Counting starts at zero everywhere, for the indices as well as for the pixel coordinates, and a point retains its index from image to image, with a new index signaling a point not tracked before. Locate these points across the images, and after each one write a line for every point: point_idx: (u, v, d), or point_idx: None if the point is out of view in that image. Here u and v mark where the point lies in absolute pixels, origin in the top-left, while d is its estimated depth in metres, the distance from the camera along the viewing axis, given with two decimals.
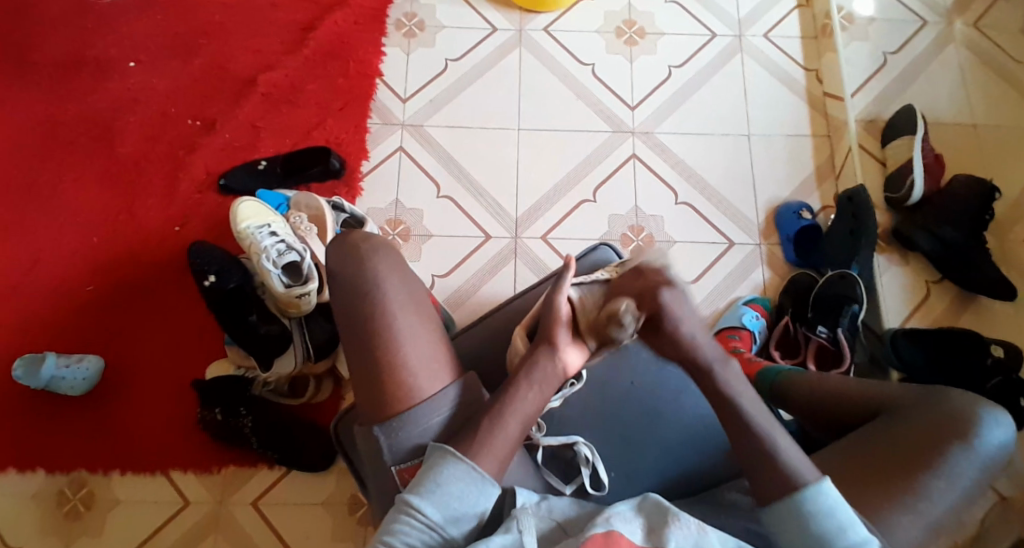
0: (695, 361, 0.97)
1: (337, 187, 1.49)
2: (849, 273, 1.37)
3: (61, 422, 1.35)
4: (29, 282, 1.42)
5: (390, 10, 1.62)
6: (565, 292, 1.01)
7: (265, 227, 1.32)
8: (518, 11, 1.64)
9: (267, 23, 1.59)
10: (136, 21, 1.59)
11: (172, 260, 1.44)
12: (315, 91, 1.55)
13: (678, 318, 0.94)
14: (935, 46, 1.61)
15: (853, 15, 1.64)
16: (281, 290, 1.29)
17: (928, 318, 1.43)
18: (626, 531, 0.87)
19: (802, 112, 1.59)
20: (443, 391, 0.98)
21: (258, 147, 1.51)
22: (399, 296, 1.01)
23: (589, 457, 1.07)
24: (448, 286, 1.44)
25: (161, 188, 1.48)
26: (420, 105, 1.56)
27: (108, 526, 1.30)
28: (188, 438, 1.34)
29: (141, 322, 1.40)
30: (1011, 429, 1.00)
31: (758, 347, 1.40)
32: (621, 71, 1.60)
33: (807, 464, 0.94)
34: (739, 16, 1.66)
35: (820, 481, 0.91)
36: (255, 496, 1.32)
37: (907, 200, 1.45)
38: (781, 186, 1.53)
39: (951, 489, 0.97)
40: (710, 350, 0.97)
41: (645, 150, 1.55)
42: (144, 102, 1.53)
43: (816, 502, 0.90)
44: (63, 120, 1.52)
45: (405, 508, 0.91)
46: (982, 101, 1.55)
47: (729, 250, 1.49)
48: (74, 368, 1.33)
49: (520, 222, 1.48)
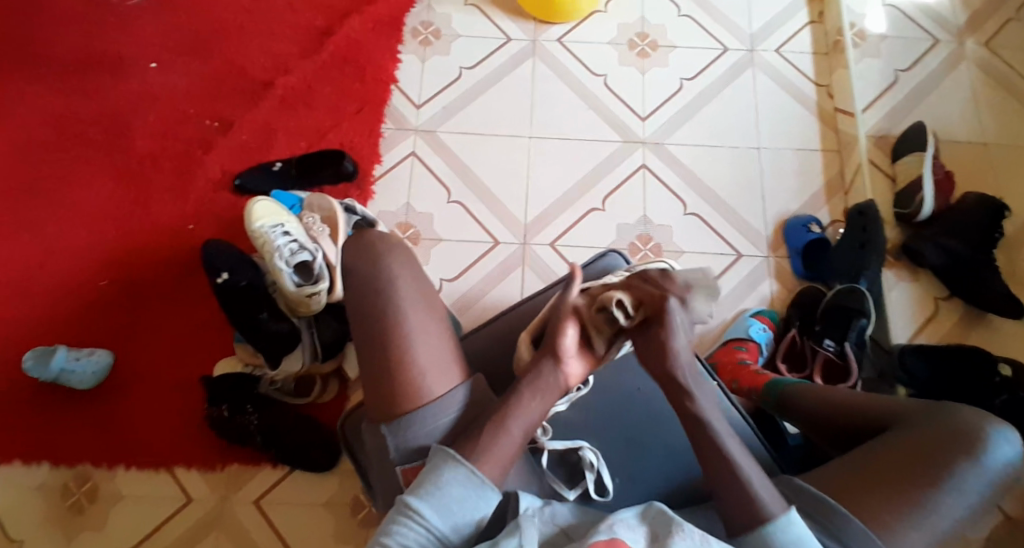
0: (676, 375, 0.96)
1: (350, 191, 1.50)
2: (858, 288, 1.37)
3: (69, 415, 1.35)
4: (42, 276, 1.43)
5: (406, 18, 1.64)
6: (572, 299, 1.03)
7: (278, 226, 1.33)
8: (532, 21, 1.65)
9: (285, 28, 1.62)
10: (157, 22, 1.62)
11: (184, 258, 1.45)
12: (330, 96, 1.57)
13: (674, 328, 0.96)
14: (947, 64, 1.61)
15: (865, 33, 1.65)
16: (292, 290, 1.30)
17: (936, 335, 1.43)
18: (627, 539, 0.87)
19: (813, 127, 1.60)
20: (451, 391, 0.99)
21: (272, 149, 1.53)
22: (410, 296, 1.01)
23: (594, 462, 1.07)
24: (456, 290, 1.45)
25: (176, 187, 1.50)
26: (433, 111, 1.58)
27: (111, 520, 1.31)
28: (194, 435, 1.35)
29: (151, 318, 1.42)
30: (1019, 446, 1.00)
31: (764, 359, 1.40)
32: (633, 82, 1.61)
33: (776, 494, 0.93)
34: (751, 31, 1.67)
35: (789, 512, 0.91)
36: (258, 495, 1.33)
37: (916, 215, 1.46)
38: (790, 199, 1.54)
39: (956, 503, 0.96)
40: (693, 369, 0.97)
41: (655, 160, 1.55)
42: (161, 102, 1.55)
43: (793, 531, 0.90)
44: (80, 117, 1.54)
45: (404, 510, 0.90)
46: (993, 119, 1.56)
47: (737, 261, 1.49)
48: (85, 361, 1.34)
49: (530, 228, 1.49)
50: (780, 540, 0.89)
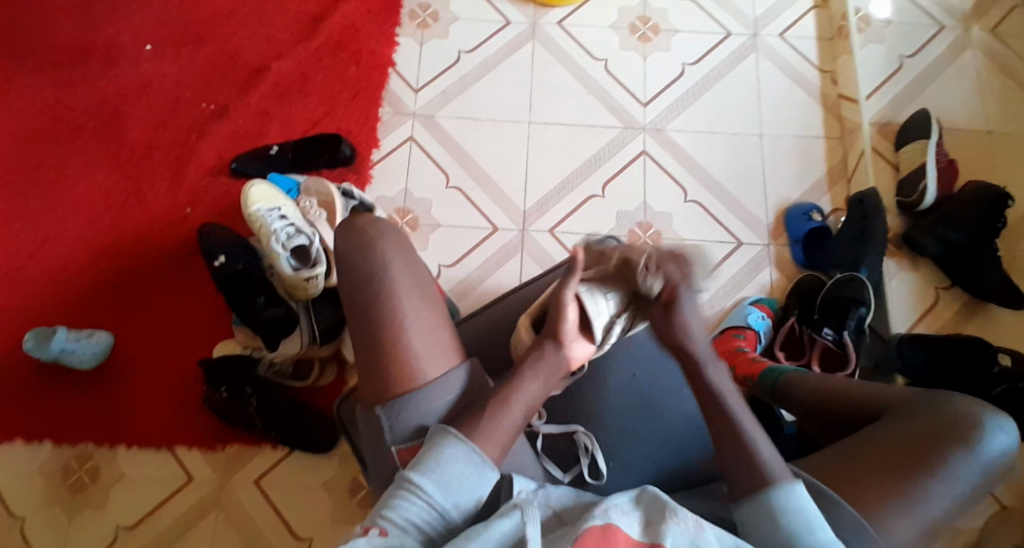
0: (690, 349, 0.98)
1: (347, 175, 1.50)
2: (858, 276, 1.36)
3: (67, 399, 1.36)
4: (41, 259, 1.44)
5: (405, 0, 1.63)
6: (572, 289, 1.00)
7: (275, 210, 1.33)
8: (532, 5, 1.64)
9: (282, 11, 1.61)
10: (154, 5, 1.61)
11: (181, 243, 1.45)
12: (328, 79, 1.56)
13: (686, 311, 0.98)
14: (951, 50, 1.60)
15: (869, 18, 1.63)
16: (289, 274, 1.30)
17: (934, 325, 1.43)
18: (622, 524, 0.87)
19: (816, 113, 1.58)
20: (449, 374, 0.98)
21: (269, 133, 1.52)
22: (404, 279, 1.01)
23: (588, 446, 1.08)
24: (454, 277, 1.45)
25: (174, 170, 1.49)
26: (431, 96, 1.57)
27: (112, 499, 1.32)
28: (192, 418, 1.36)
29: (148, 302, 1.42)
30: (1014, 437, 0.99)
31: (762, 347, 1.39)
32: (633, 66, 1.60)
33: (781, 463, 0.93)
34: (754, 16, 1.65)
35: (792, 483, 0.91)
36: (257, 476, 1.33)
37: (918, 205, 1.45)
38: (792, 186, 1.53)
39: (950, 492, 0.96)
40: (703, 346, 0.98)
41: (656, 147, 1.54)
42: (159, 85, 1.55)
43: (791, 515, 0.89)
44: (78, 101, 1.54)
45: (407, 484, 0.90)
46: (997, 107, 1.54)
47: (736, 250, 1.49)
48: (85, 342, 1.34)
49: (528, 215, 1.48)
50: (779, 506, 0.90)
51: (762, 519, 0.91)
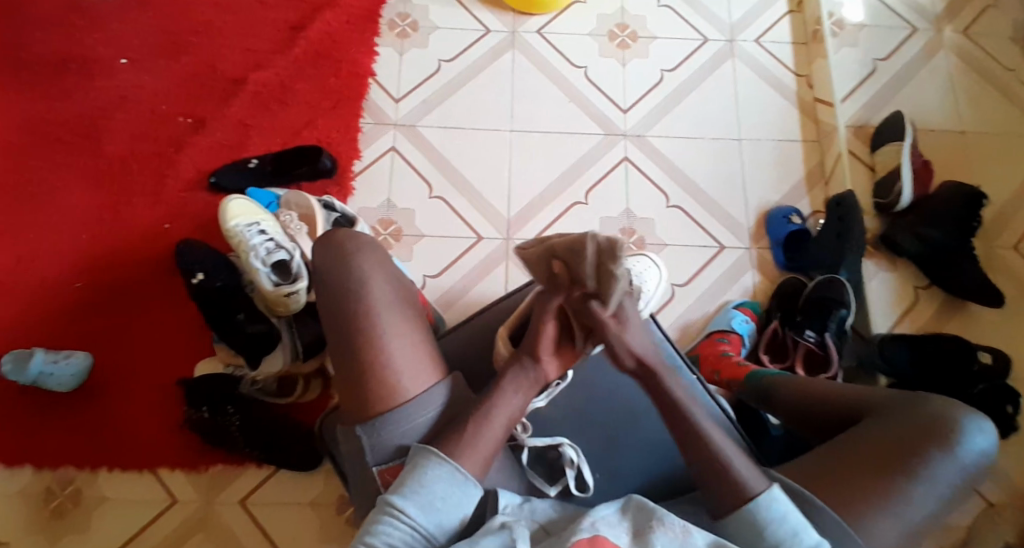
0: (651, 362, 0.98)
1: (328, 187, 1.49)
2: (837, 278, 1.38)
3: (46, 420, 1.34)
4: (16, 276, 1.41)
5: (383, 11, 1.63)
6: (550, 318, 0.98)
7: (254, 225, 1.32)
8: (511, 13, 1.64)
9: (259, 22, 1.60)
10: (129, 18, 1.60)
11: (160, 258, 1.44)
12: (307, 91, 1.55)
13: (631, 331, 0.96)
14: (925, 52, 1.62)
15: (843, 21, 1.65)
16: (269, 289, 1.29)
17: (915, 324, 1.44)
18: (610, 535, 0.86)
19: (793, 117, 1.60)
20: (429, 390, 0.98)
21: (248, 146, 1.51)
22: (384, 293, 1.01)
23: (575, 459, 1.07)
24: (439, 287, 1.44)
25: (151, 186, 1.48)
26: (411, 106, 1.56)
27: (94, 525, 1.30)
28: (175, 437, 1.34)
29: (127, 320, 1.40)
30: (992, 436, 1.00)
31: (745, 351, 1.40)
32: (612, 73, 1.61)
33: (754, 472, 0.94)
34: (730, 21, 1.67)
35: (770, 490, 0.93)
36: (242, 496, 1.32)
37: (895, 205, 1.46)
38: (770, 190, 1.54)
39: (931, 493, 0.97)
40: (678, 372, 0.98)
41: (637, 153, 1.55)
42: (134, 100, 1.53)
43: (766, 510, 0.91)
44: (51, 116, 1.52)
45: (388, 509, 0.90)
46: (971, 107, 1.57)
47: (718, 254, 1.50)
48: (62, 364, 1.32)
49: (512, 223, 1.48)
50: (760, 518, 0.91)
51: (747, 535, 0.92)
